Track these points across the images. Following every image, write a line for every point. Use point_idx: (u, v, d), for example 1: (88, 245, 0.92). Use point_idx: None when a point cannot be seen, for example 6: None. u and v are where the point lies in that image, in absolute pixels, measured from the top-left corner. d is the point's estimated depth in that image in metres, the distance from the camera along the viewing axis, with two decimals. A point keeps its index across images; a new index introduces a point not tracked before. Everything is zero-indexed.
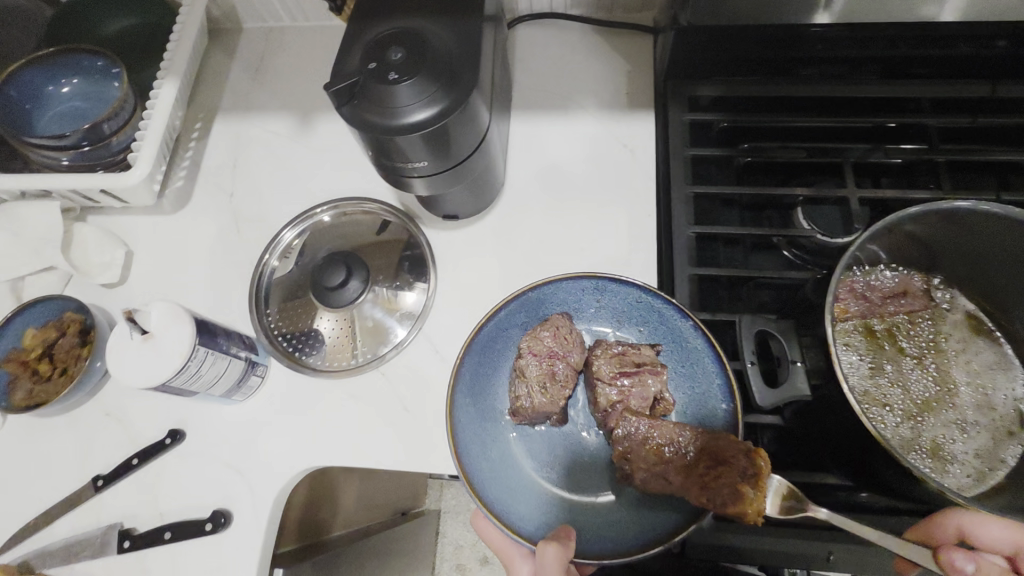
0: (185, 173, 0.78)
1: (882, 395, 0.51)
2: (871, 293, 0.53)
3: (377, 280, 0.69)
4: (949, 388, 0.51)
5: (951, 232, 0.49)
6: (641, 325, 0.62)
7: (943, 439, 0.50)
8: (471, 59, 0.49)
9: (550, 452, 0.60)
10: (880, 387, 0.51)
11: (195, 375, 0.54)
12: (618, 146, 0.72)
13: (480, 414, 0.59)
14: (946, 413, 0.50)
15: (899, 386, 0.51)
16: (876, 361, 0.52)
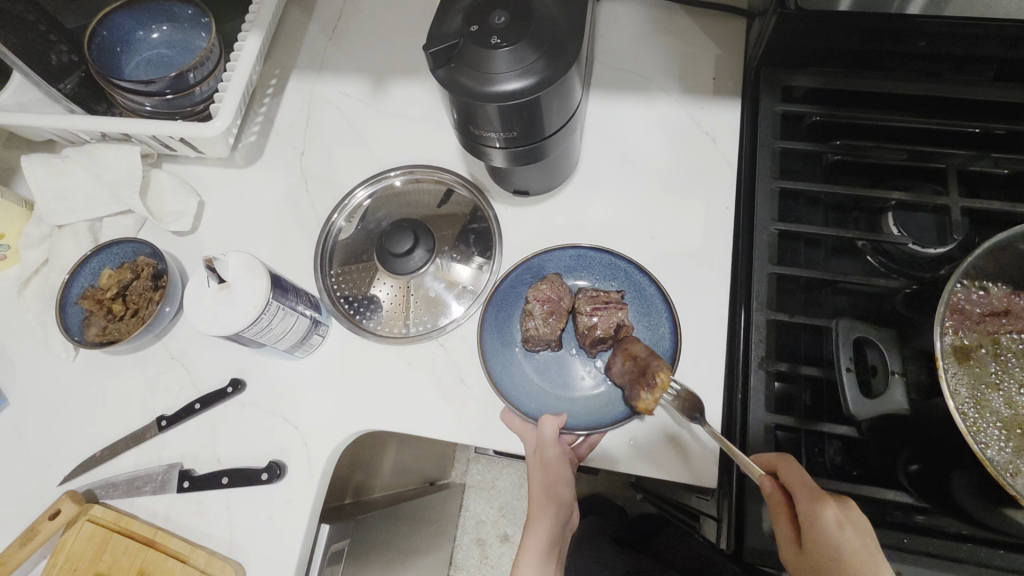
0: (259, 128, 0.78)
1: (982, 423, 0.44)
2: (970, 308, 0.46)
3: (441, 250, 0.69)
4: None
5: None
6: (611, 280, 0.65)
7: None
8: (575, 29, 0.47)
9: (558, 372, 0.63)
10: (980, 411, 0.44)
11: (265, 328, 0.55)
12: (699, 133, 0.69)
13: (510, 352, 0.63)
14: None
15: (1003, 410, 0.45)
16: (971, 384, 0.45)
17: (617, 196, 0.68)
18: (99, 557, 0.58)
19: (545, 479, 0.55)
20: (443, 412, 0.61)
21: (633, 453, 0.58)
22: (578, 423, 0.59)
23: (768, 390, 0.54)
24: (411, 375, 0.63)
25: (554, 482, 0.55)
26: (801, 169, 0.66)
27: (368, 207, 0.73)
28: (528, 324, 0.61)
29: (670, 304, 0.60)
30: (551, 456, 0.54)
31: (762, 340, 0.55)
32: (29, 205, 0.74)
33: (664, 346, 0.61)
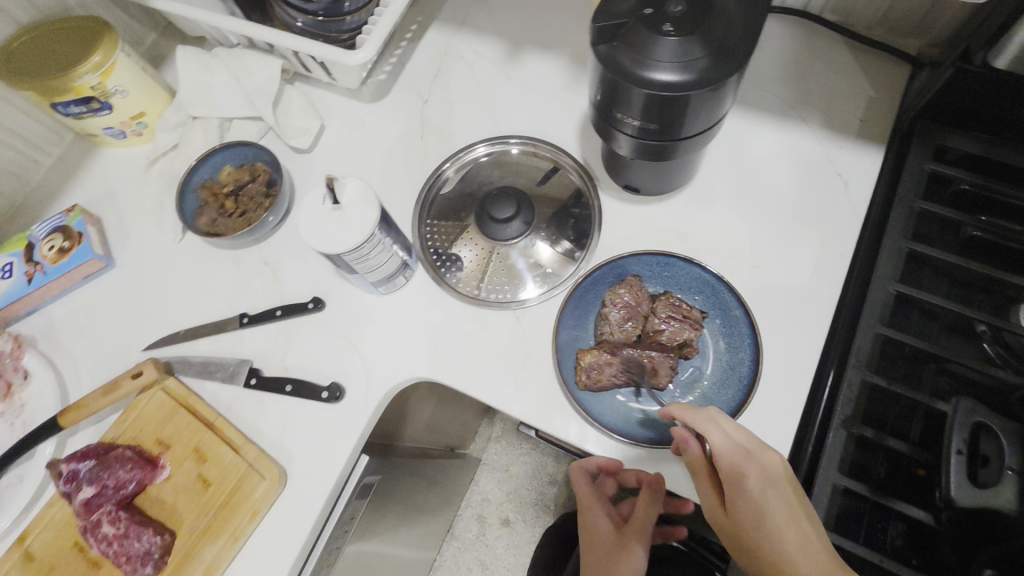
0: (390, 69, 0.80)
1: None
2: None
3: (538, 226, 0.69)
4: None
5: None
6: (693, 294, 0.60)
7: None
8: (752, 34, 0.45)
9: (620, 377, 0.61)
10: None
11: (363, 256, 0.57)
12: (831, 173, 0.66)
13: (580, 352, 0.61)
14: None
15: None
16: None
17: (729, 216, 0.65)
18: (163, 425, 0.62)
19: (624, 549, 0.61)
20: (502, 382, 0.62)
21: (684, 475, 0.55)
22: (640, 436, 0.56)
23: (844, 452, 0.51)
24: (481, 338, 0.64)
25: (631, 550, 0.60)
26: (934, 237, 0.60)
27: (481, 166, 0.74)
28: (603, 327, 0.59)
29: (755, 332, 0.57)
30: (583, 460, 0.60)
31: (851, 401, 0.52)
32: (172, 91, 0.79)
33: (742, 373, 0.56)
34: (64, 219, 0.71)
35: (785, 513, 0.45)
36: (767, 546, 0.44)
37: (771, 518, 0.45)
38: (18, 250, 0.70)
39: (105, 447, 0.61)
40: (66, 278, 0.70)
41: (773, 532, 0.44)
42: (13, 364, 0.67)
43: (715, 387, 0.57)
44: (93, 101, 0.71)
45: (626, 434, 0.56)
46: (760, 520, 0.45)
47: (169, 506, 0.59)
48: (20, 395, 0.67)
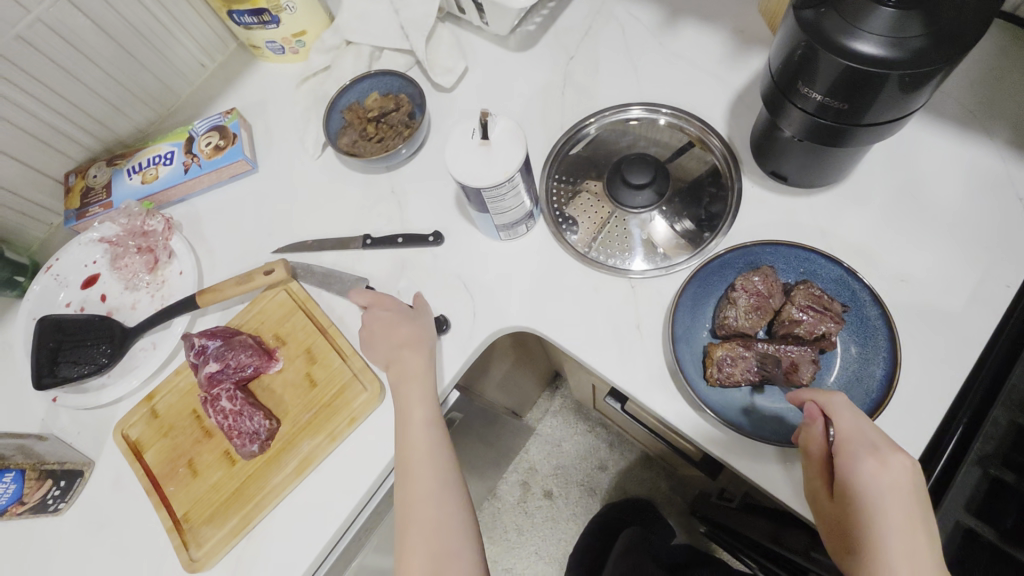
0: (540, 20, 0.79)
1: None
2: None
3: (668, 200, 0.67)
4: None
5: None
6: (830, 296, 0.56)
7: None
8: (981, 19, 0.41)
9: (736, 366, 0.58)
10: None
11: (499, 197, 0.57)
12: (1010, 195, 0.59)
13: (695, 333, 0.58)
14: None
15: None
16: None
17: (881, 222, 0.61)
18: (282, 322, 0.67)
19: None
20: (607, 347, 0.61)
21: (784, 478, 0.53)
22: (756, 431, 0.53)
23: (974, 489, 0.49)
24: (591, 300, 0.63)
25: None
26: None
27: (618, 130, 0.72)
28: (727, 311, 0.56)
29: (895, 345, 0.52)
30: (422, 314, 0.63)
31: (993, 438, 0.50)
32: (331, 15, 0.83)
33: (871, 386, 0.52)
34: (222, 119, 0.77)
35: (902, 513, 0.42)
36: (868, 537, 0.42)
37: (881, 511, 0.42)
38: (179, 141, 0.77)
39: (231, 330, 0.66)
40: (215, 174, 0.76)
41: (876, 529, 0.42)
42: (162, 243, 0.74)
43: None
44: (265, 13, 0.76)
45: (743, 427, 0.53)
46: (868, 510, 0.43)
47: (278, 395, 0.64)
48: (163, 272, 0.73)
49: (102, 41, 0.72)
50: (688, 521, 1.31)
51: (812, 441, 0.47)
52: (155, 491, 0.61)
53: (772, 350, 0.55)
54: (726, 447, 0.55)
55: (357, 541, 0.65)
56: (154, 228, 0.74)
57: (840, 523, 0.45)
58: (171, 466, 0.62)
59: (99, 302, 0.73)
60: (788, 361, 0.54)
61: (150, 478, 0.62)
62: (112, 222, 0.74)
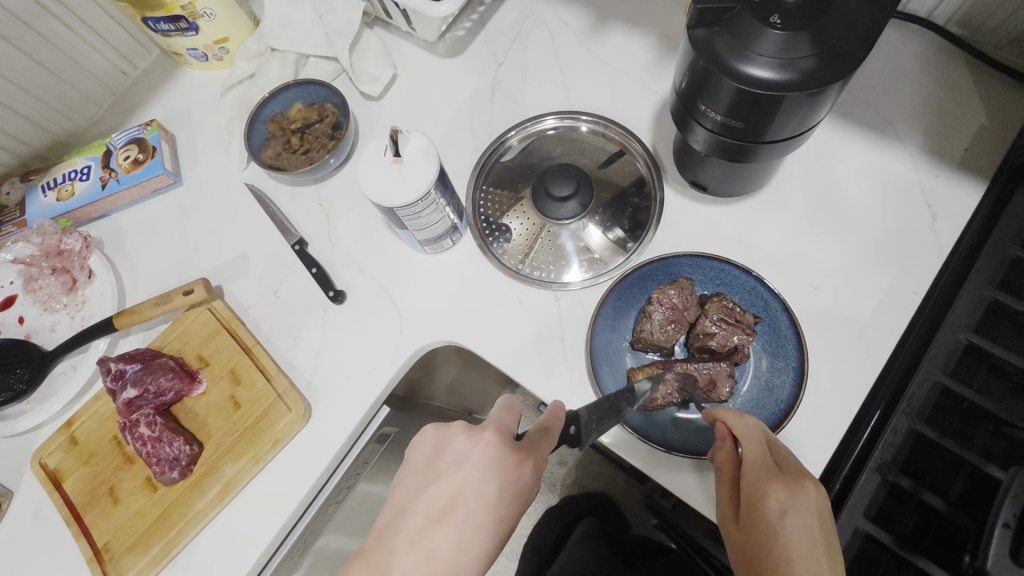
0: (469, 26, 0.78)
1: None
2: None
3: (593, 211, 0.67)
4: None
5: None
6: (744, 306, 0.57)
7: None
8: (868, 38, 0.41)
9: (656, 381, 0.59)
10: None
11: (415, 214, 0.56)
12: (920, 203, 0.61)
13: (615, 347, 0.59)
14: None
15: None
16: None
17: (796, 229, 0.62)
18: (205, 343, 0.65)
19: (374, 569, 0.39)
20: (533, 361, 0.61)
21: (699, 487, 0.54)
22: (675, 443, 0.54)
23: (873, 494, 0.51)
24: (517, 313, 0.63)
25: (392, 556, 0.39)
26: None
27: (545, 137, 0.72)
28: (644, 325, 0.57)
29: (802, 354, 0.53)
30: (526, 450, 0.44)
31: (890, 446, 0.51)
32: (255, 21, 0.80)
33: (779, 395, 0.54)
34: (142, 131, 0.74)
35: (805, 541, 0.41)
36: (773, 565, 0.41)
37: (784, 537, 0.41)
38: (97, 154, 0.74)
39: (150, 353, 0.64)
40: (135, 189, 0.73)
41: (778, 550, 0.41)
42: (79, 263, 0.71)
43: (748, 408, 0.55)
44: (182, 21, 0.72)
45: (662, 440, 0.54)
46: (773, 537, 0.42)
47: (202, 419, 0.63)
48: (83, 292, 0.71)
49: (13, 57, 0.69)
50: (644, 512, 1.26)
51: (723, 463, 0.48)
52: (75, 522, 0.60)
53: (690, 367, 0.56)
54: (645, 458, 0.55)
55: (288, 564, 0.65)
56: (70, 247, 0.71)
57: (744, 550, 0.43)
58: (92, 494, 0.62)
59: (17, 325, 0.70)
60: (704, 373, 0.55)
61: (70, 507, 0.61)
62: (26, 241, 0.71)
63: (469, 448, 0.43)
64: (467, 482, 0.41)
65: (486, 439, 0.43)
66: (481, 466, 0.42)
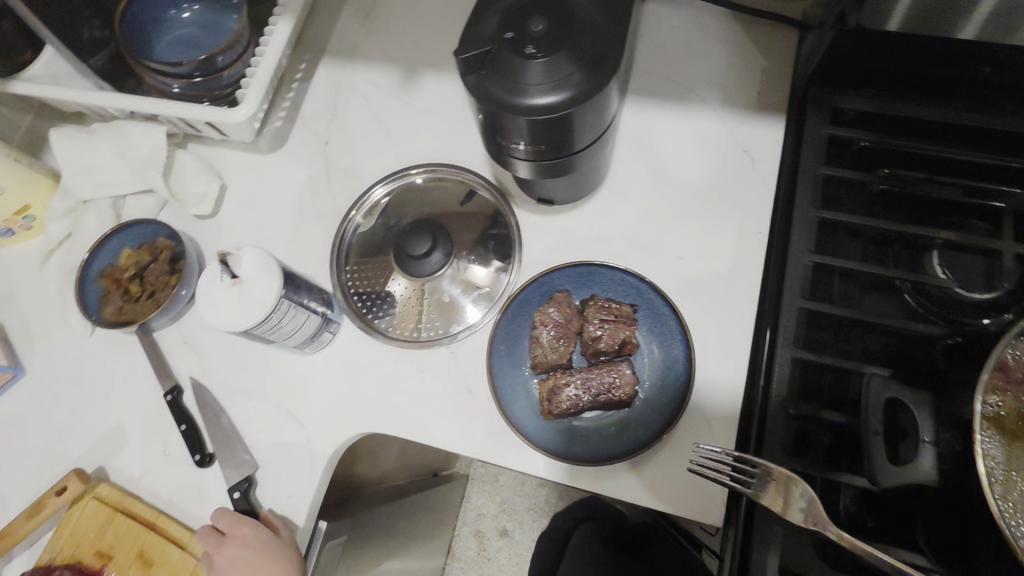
0: (285, 115, 0.77)
1: None
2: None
3: (459, 254, 0.67)
4: None
5: None
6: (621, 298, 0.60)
7: None
8: (615, 40, 0.44)
9: None
10: None
11: (276, 325, 0.54)
12: (738, 151, 0.66)
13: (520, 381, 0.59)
14: None
15: None
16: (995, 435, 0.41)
17: (644, 212, 0.65)
18: (101, 535, 0.59)
19: None
20: (449, 424, 0.60)
21: (640, 485, 0.55)
22: (599, 453, 0.55)
23: (784, 433, 0.52)
24: (419, 380, 0.62)
25: None
26: (844, 200, 0.62)
27: (383, 207, 0.71)
28: (536, 351, 0.58)
29: (685, 328, 0.56)
30: (272, 521, 0.58)
31: (784, 381, 0.53)
32: (56, 176, 0.74)
33: (677, 371, 0.56)
34: None
35: None
36: None
37: None
38: None
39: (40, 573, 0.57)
40: None
41: None
42: None
43: (655, 391, 0.56)
44: None
45: (587, 454, 0.55)
46: None
47: None
48: None
49: None
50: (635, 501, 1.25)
51: None
52: None
53: (587, 370, 0.57)
54: (584, 481, 0.55)
55: None
56: None
57: None
58: None
59: None
60: (607, 376, 0.56)
61: None
62: None
63: (239, 551, 0.55)
64: (247, 564, 0.54)
65: (246, 533, 0.56)
66: (252, 550, 0.55)
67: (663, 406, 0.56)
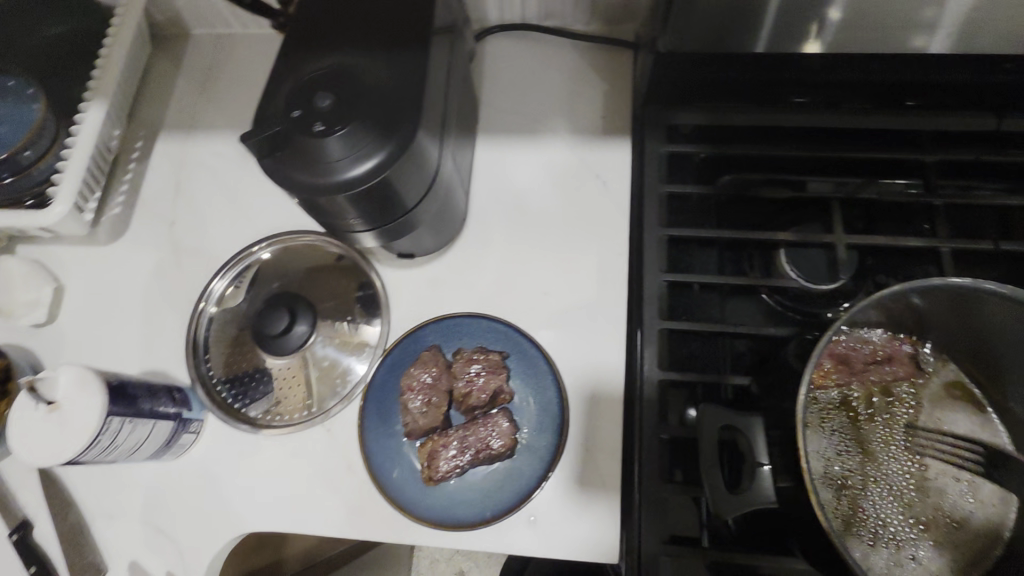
0: (123, 200, 0.71)
1: (854, 502, 0.48)
2: (854, 358, 0.50)
3: (323, 321, 0.63)
4: (918, 460, 0.49)
5: (947, 308, 0.47)
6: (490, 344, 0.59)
7: (889, 526, 0.48)
8: (409, 98, 0.43)
9: None
10: (844, 473, 0.49)
11: (110, 446, 0.50)
12: (590, 177, 0.67)
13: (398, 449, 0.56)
14: (914, 501, 0.48)
15: (865, 474, 0.49)
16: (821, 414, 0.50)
17: (508, 252, 0.64)
18: None
19: None
20: (334, 508, 0.56)
21: (534, 535, 0.55)
22: (488, 510, 0.54)
23: (659, 456, 0.53)
24: (297, 467, 0.58)
25: None
26: (694, 212, 0.64)
27: (229, 297, 0.66)
28: (405, 419, 0.56)
29: (552, 365, 0.57)
30: None
31: (651, 402, 0.54)
32: None
33: (553, 411, 0.56)
34: None
35: None
36: None
37: None
38: None
39: None
40: None
41: None
42: None
43: (536, 435, 0.56)
44: None
45: (474, 514, 0.54)
46: None
47: None
48: None
49: None
50: None
51: None
52: None
53: (464, 426, 0.55)
54: (476, 540, 0.54)
55: None
56: None
57: None
58: None
59: None
60: (483, 429, 0.54)
61: None
62: None
63: None
64: None
65: None
66: None
67: (544, 448, 0.55)
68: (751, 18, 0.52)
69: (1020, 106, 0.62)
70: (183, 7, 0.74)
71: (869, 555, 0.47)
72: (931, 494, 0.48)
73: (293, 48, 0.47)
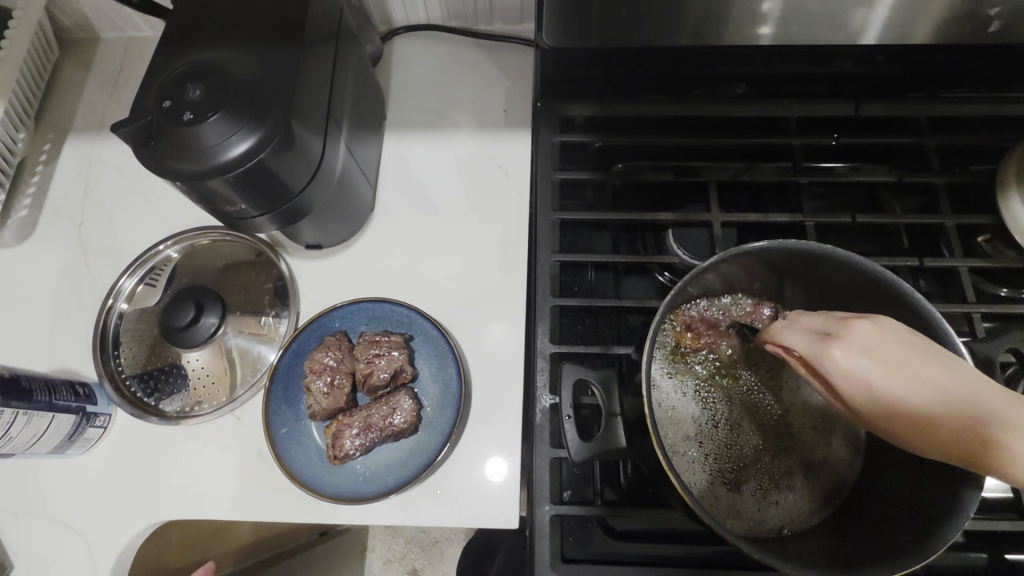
0: (30, 202, 0.71)
1: (719, 455, 0.52)
2: (719, 320, 0.55)
3: (232, 314, 0.64)
4: (777, 413, 0.54)
5: (797, 267, 0.51)
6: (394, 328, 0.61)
7: (751, 476, 0.52)
8: (278, 90, 0.45)
9: None
10: (708, 431, 0.53)
11: (3, 438, 0.50)
12: (493, 167, 0.70)
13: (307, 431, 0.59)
14: (773, 453, 0.53)
15: (728, 430, 0.53)
16: (694, 373, 0.54)
17: (414, 240, 0.67)
18: None
19: None
20: (244, 492, 0.58)
21: (439, 506, 0.57)
22: (389, 485, 0.56)
23: (551, 423, 0.56)
24: (207, 454, 0.59)
25: None
26: (589, 197, 0.68)
27: (138, 296, 0.66)
28: (309, 400, 0.58)
29: (451, 344, 0.59)
30: None
31: (545, 376, 0.57)
32: None
33: (454, 387, 0.59)
34: None
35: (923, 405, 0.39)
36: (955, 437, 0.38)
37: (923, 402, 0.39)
38: None
39: None
40: None
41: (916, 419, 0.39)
42: None
43: (437, 411, 0.59)
44: None
45: (376, 488, 0.56)
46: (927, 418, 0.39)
47: None
48: None
49: None
50: None
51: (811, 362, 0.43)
52: None
53: (366, 406, 0.57)
54: (380, 513, 0.57)
55: None
56: None
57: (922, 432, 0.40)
58: None
59: None
60: (385, 407, 0.57)
61: None
62: None
63: None
64: None
65: None
66: None
67: (443, 422, 0.58)
68: (614, 18, 0.57)
69: (878, 92, 0.68)
70: (88, 10, 0.74)
71: (730, 503, 0.51)
72: (787, 444, 0.53)
73: (173, 44, 0.49)
